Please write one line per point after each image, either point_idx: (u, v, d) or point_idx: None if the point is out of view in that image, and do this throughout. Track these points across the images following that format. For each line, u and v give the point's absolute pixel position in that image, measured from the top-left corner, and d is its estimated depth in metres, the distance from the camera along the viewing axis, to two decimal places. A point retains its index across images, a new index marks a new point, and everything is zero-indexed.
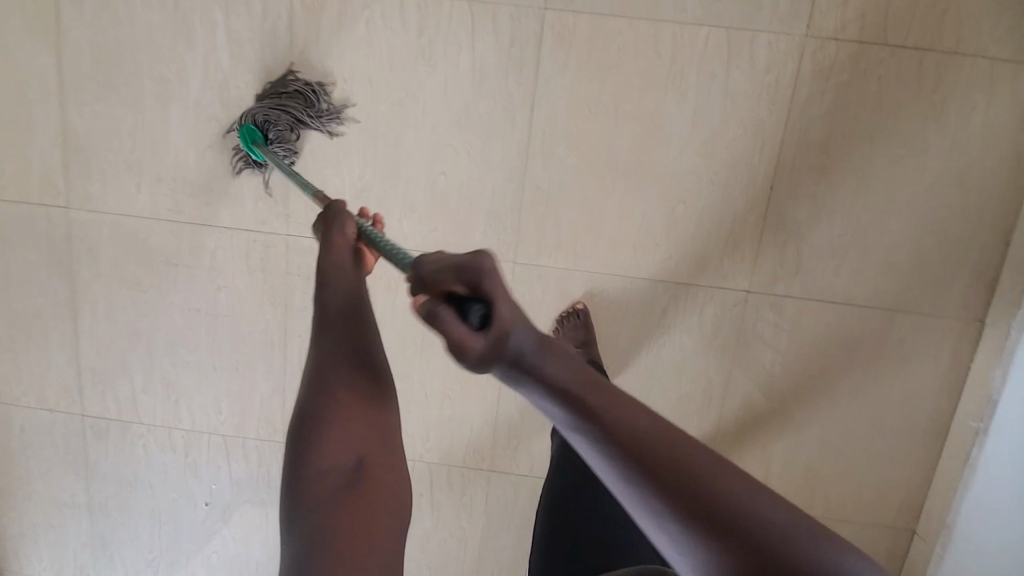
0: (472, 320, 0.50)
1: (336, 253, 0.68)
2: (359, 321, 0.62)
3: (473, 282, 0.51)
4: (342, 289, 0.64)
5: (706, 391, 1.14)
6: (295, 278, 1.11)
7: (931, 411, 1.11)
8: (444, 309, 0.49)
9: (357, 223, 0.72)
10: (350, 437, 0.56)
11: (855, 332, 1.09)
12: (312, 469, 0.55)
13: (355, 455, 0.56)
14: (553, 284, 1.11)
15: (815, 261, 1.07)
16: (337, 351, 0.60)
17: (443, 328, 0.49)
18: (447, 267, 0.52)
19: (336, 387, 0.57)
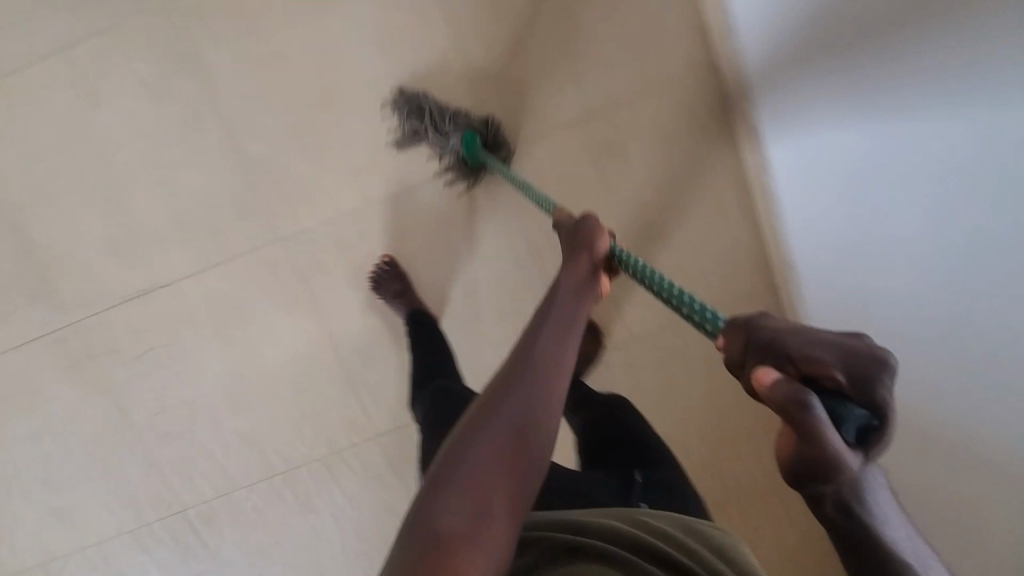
0: (847, 425, 0.39)
1: (574, 278, 0.67)
2: (552, 390, 0.57)
3: (865, 387, 0.39)
4: (558, 318, 0.63)
5: (520, 265, 1.11)
6: (105, 357, 1.13)
7: (722, 170, 1.10)
8: (814, 399, 0.39)
9: (608, 247, 0.70)
10: (467, 508, 0.49)
11: (611, 136, 1.09)
12: (441, 506, 0.49)
13: (494, 523, 0.49)
14: (328, 240, 1.09)
15: (538, 94, 1.08)
16: (543, 382, 0.57)
17: (811, 426, 0.39)
18: (823, 345, 0.42)
19: (504, 418, 0.54)
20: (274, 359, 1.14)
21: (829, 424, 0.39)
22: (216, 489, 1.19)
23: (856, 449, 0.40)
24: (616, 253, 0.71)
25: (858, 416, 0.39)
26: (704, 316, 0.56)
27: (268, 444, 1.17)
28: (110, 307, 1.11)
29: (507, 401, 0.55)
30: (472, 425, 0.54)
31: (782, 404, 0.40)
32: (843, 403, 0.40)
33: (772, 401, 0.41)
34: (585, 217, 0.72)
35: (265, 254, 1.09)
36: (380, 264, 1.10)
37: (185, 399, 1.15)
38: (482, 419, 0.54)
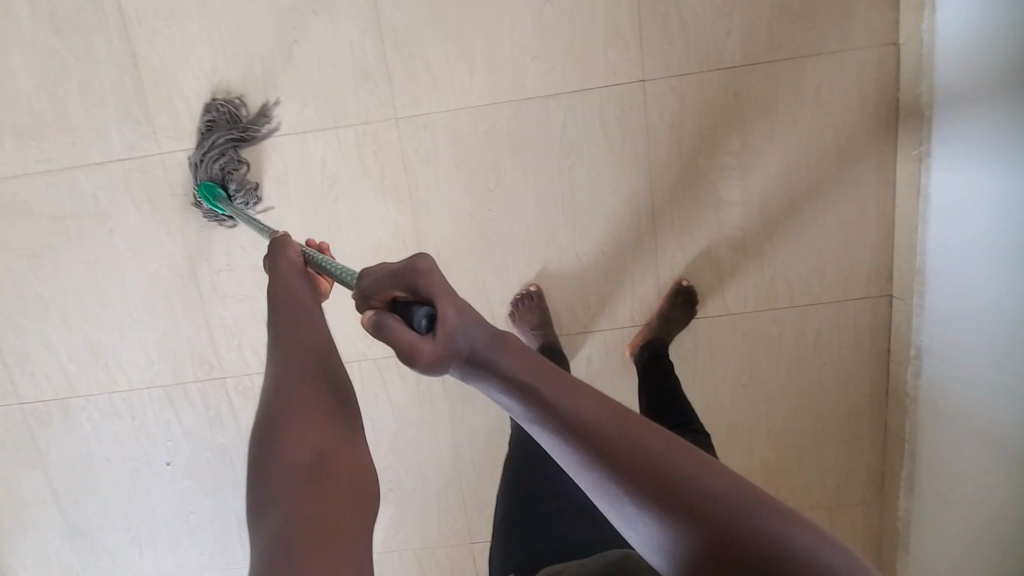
0: (418, 315, 0.49)
1: (283, 279, 0.64)
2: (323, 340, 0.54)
3: (412, 286, 0.50)
4: (280, 300, 0.60)
5: (632, 206, 1.07)
6: (182, 198, 1.07)
7: (870, 157, 1.03)
8: (384, 317, 0.48)
9: (300, 250, 0.70)
10: (303, 437, 0.45)
11: (766, 94, 1.01)
12: (280, 448, 0.45)
13: (326, 445, 0.45)
14: (443, 131, 1.03)
15: (702, 27, 0.99)
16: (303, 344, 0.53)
17: (390, 334, 0.47)
18: (384, 275, 0.53)
19: (300, 377, 0.49)
20: (356, 243, 1.08)
21: (399, 327, 0.47)
22: (260, 364, 1.13)
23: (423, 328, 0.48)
24: (311, 259, 0.69)
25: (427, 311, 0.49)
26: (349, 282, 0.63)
27: None
28: (200, 147, 1.05)
29: (294, 366, 0.50)
30: (283, 395, 0.48)
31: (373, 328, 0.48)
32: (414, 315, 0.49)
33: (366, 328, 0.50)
34: (276, 235, 0.73)
35: (375, 128, 1.03)
36: (525, 289, 1.10)
37: (253, 263, 1.09)
38: (286, 392, 0.48)
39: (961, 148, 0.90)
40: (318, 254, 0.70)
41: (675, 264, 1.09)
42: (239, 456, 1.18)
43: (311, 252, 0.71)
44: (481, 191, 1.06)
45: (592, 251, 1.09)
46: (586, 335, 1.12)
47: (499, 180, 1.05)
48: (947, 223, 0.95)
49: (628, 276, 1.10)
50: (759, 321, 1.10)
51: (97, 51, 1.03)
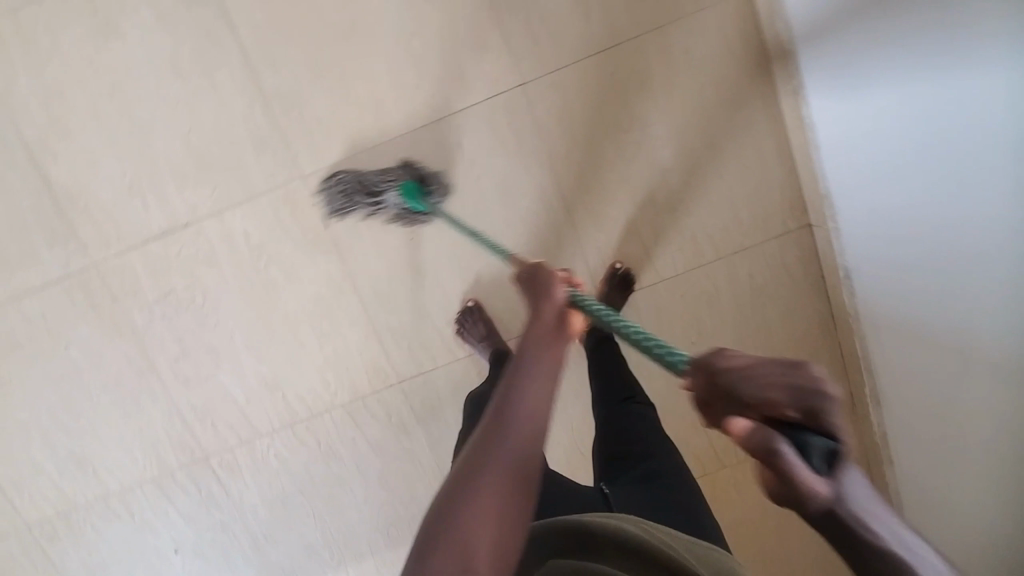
0: (814, 455, 0.40)
1: (536, 334, 0.64)
2: (532, 429, 0.55)
3: (809, 405, 0.42)
4: (530, 377, 0.59)
5: (545, 203, 1.11)
6: (124, 299, 1.12)
7: (753, 101, 1.06)
8: (786, 444, 0.40)
9: (569, 293, 0.71)
10: (474, 550, 0.47)
11: (640, 67, 1.05)
12: (437, 563, 0.46)
13: (499, 545, 0.48)
14: (348, 177, 1.07)
15: (563, 21, 1.03)
16: (507, 419, 0.55)
17: (789, 470, 0.40)
18: (772, 373, 0.44)
19: (498, 465, 0.51)
20: (296, 301, 1.12)
21: (804, 465, 0.40)
22: (237, 435, 1.18)
23: (828, 466, 0.40)
24: (576, 300, 0.71)
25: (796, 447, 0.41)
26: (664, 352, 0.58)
27: (289, 391, 1.16)
28: (129, 249, 1.10)
29: (510, 429, 0.54)
30: (469, 473, 0.51)
31: (754, 447, 0.42)
32: (795, 440, 0.41)
33: (747, 450, 0.42)
34: (535, 265, 0.73)
35: (284, 191, 1.07)
36: (464, 305, 1.14)
37: (205, 343, 1.13)
38: (469, 476, 0.51)
39: (858, 74, 0.89)
40: (584, 296, 0.72)
41: (598, 246, 1.12)
42: (239, 527, 1.22)
43: (576, 293, 0.72)
44: (399, 224, 1.10)
45: (519, 253, 1.13)
46: None
47: (413, 210, 1.09)
48: (839, 173, 0.99)
49: (559, 269, 1.14)
50: (692, 279, 1.13)
51: (11, 184, 1.08)
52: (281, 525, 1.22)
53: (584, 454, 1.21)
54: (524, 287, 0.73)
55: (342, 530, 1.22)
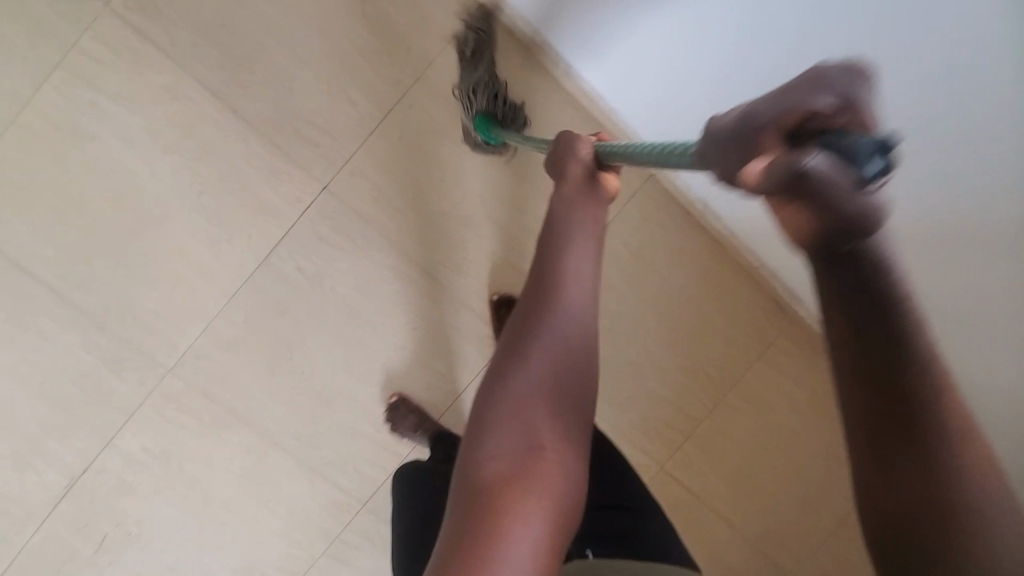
0: (874, 149, 0.33)
1: (572, 192, 0.72)
2: (573, 350, 0.64)
3: (822, 118, 0.38)
4: (578, 262, 0.68)
5: (407, 277, 1.10)
6: (64, 566, 1.08)
7: (540, 94, 1.07)
8: (818, 155, 0.34)
9: (594, 147, 0.74)
10: (520, 430, 0.59)
11: (423, 117, 1.06)
12: (502, 427, 0.59)
13: (545, 438, 0.59)
14: (212, 349, 1.05)
15: (331, 113, 1.04)
16: (565, 290, 0.65)
17: (827, 177, 0.33)
18: (794, 99, 0.39)
19: (552, 339, 0.63)
20: (226, 485, 1.09)
21: (838, 164, 0.33)
22: None
23: (868, 185, 0.34)
24: (599, 153, 0.73)
25: (836, 157, 0.34)
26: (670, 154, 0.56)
27: (265, 567, 1.12)
28: (45, 517, 1.07)
29: (527, 374, 0.61)
30: (517, 353, 0.63)
31: (782, 184, 0.35)
32: (846, 139, 0.34)
33: (770, 189, 0.36)
34: (557, 136, 0.78)
35: (160, 391, 1.05)
36: (390, 402, 1.11)
37: (161, 566, 1.10)
38: (534, 329, 0.64)
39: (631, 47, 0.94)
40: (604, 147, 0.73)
41: (475, 289, 1.12)
42: None
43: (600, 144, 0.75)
44: (284, 365, 1.08)
45: (407, 333, 1.11)
46: (461, 395, 1.15)
47: (289, 346, 1.07)
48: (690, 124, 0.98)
49: (453, 327, 1.13)
50: None
51: None
52: None
53: None
54: (551, 164, 0.77)
55: None
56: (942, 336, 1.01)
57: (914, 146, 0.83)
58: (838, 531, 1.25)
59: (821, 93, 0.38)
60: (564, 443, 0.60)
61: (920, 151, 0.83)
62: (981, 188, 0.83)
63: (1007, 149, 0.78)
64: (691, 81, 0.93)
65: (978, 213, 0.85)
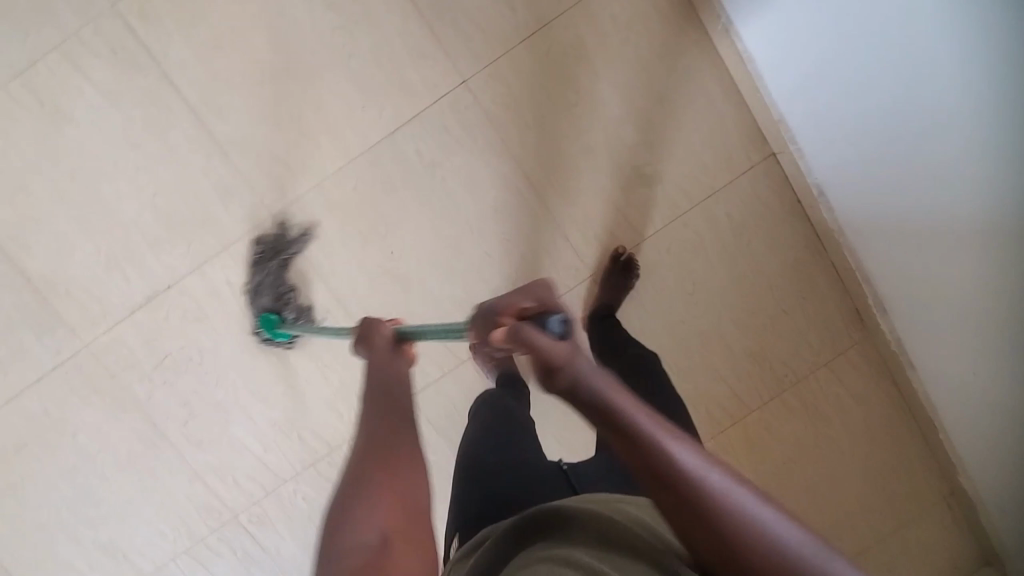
0: (554, 320, 0.51)
1: (373, 367, 0.73)
2: (404, 493, 0.59)
3: (540, 300, 0.56)
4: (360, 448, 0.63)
5: (515, 189, 1.12)
6: (122, 374, 1.12)
7: (689, 50, 1.10)
8: (554, 314, 0.52)
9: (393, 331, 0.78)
10: (374, 524, 0.55)
11: (574, 40, 1.09)
12: (370, 515, 0.56)
13: (388, 524, 0.55)
14: (317, 206, 1.08)
15: (491, 14, 1.07)
16: (388, 449, 0.62)
17: (533, 338, 0.50)
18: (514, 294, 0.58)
19: (380, 482, 0.59)
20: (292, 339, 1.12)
21: (536, 331, 0.50)
22: (261, 487, 1.16)
23: (563, 333, 0.51)
24: (401, 333, 0.78)
25: (558, 317, 0.52)
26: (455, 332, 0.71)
27: (305, 430, 1.15)
28: (116, 322, 1.10)
29: (381, 482, 0.59)
30: (366, 465, 0.60)
31: (512, 335, 0.51)
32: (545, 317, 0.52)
33: (511, 342, 0.52)
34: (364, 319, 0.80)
35: (258, 232, 1.08)
36: None
37: (210, 400, 1.13)
38: (376, 447, 0.62)
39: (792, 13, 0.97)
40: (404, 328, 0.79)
41: (575, 220, 1.13)
42: None
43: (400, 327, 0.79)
44: (377, 240, 1.11)
45: (499, 243, 1.13)
46: None
47: (387, 223, 1.10)
48: (817, 108, 1.02)
49: (544, 250, 1.14)
50: (672, 231, 1.15)
51: None
52: None
53: None
54: (359, 345, 0.78)
55: None
56: (949, 363, 1.03)
57: (906, 148, 0.90)
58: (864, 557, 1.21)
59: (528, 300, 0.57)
60: (415, 526, 0.57)
61: (914, 150, 0.89)
62: (953, 199, 0.86)
63: (1002, 177, 0.77)
64: (834, 63, 0.95)
65: (988, 248, 0.84)
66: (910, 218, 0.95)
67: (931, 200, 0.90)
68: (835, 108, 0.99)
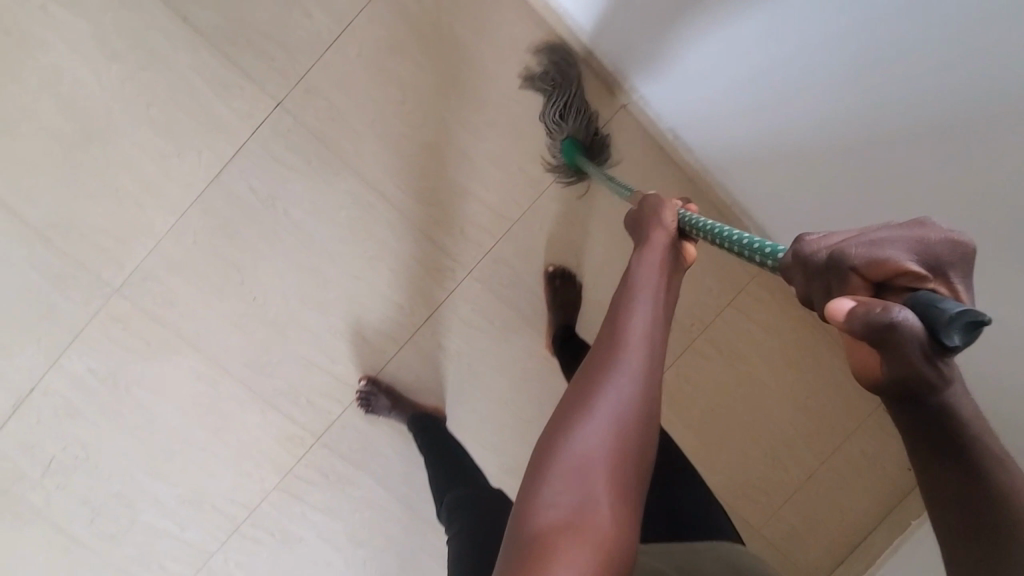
0: (951, 328, 0.29)
1: (653, 250, 0.62)
2: (593, 462, 0.45)
3: (933, 267, 0.33)
4: (593, 372, 0.49)
5: (368, 203, 1.06)
6: (8, 487, 1.06)
7: (512, 15, 1.03)
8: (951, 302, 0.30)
9: (680, 220, 0.65)
10: (570, 485, 0.45)
11: (388, 32, 1.01)
12: (551, 479, 0.45)
13: (608, 490, 0.45)
14: (161, 270, 1.02)
15: (291, 26, 0.99)
16: (615, 363, 0.49)
17: (903, 335, 0.30)
18: (895, 241, 0.34)
19: (605, 400, 0.47)
20: (177, 411, 1.07)
21: (913, 329, 0.30)
22: (188, 565, 1.12)
23: (946, 351, 0.30)
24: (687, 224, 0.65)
25: (932, 305, 0.30)
26: (770, 255, 0.51)
27: (218, 498, 1.11)
28: None
29: (579, 434, 0.46)
30: (586, 381, 0.49)
31: (865, 327, 0.31)
32: (927, 300, 0.30)
33: (854, 335, 0.32)
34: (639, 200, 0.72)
35: (105, 313, 1.02)
36: (363, 385, 1.10)
37: (111, 491, 1.08)
38: (608, 353, 0.50)
39: None
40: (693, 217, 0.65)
41: (439, 220, 1.09)
42: None
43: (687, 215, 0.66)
44: (237, 289, 1.05)
45: (367, 263, 1.08)
46: (421, 329, 1.12)
47: (241, 270, 1.05)
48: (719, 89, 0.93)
49: (416, 257, 1.09)
50: (543, 209, 1.10)
51: None
52: None
53: (531, 421, 1.17)
54: (634, 221, 0.70)
55: None
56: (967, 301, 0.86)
57: (796, 93, 0.85)
58: (818, 471, 1.24)
59: (901, 254, 0.33)
60: (624, 512, 0.45)
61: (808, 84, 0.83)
62: (919, 115, 0.74)
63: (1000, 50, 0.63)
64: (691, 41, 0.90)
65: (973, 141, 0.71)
66: (846, 165, 0.87)
67: (855, 121, 0.81)
68: (737, 85, 0.91)
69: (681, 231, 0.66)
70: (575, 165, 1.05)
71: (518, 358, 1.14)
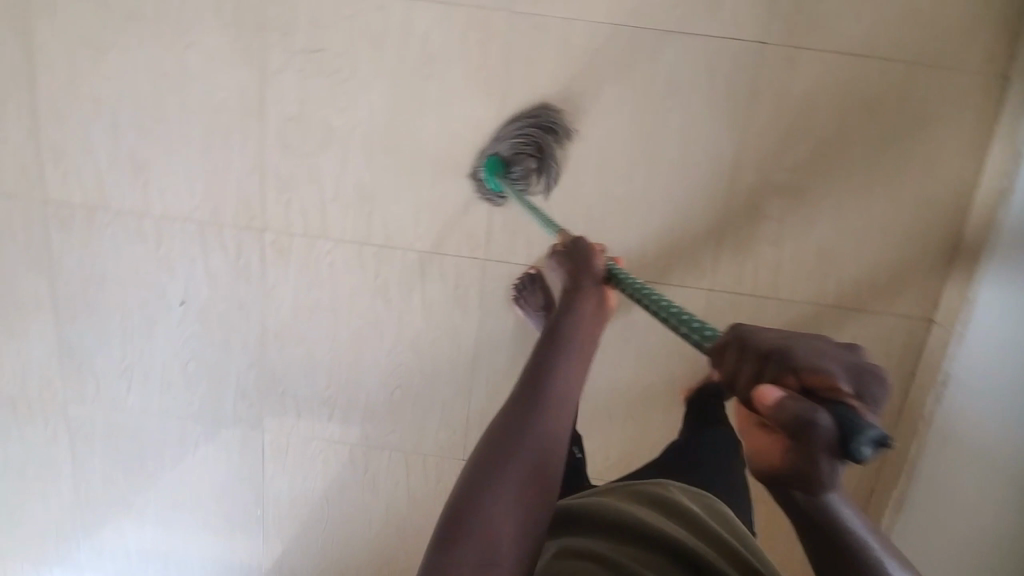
0: (866, 441, 0.37)
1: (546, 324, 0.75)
2: (505, 482, 0.62)
3: (820, 387, 0.42)
4: (505, 437, 0.65)
5: (718, 169, 1.07)
6: (270, 30, 1.03)
7: (953, 178, 1.05)
8: (826, 421, 0.39)
9: (603, 272, 0.79)
10: (484, 514, 0.60)
11: (880, 88, 1.03)
12: (470, 506, 0.61)
13: (509, 504, 0.61)
14: (553, 37, 1.01)
15: (836, 7, 0.99)
16: (513, 427, 0.65)
17: (814, 444, 0.39)
18: (825, 362, 0.43)
19: (512, 448, 0.64)
20: (436, 131, 1.06)
21: (826, 440, 0.39)
22: (306, 225, 1.12)
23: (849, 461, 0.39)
24: (614, 271, 0.79)
25: (870, 439, 0.38)
26: (695, 329, 0.59)
27: (382, 213, 1.11)
28: None
29: (492, 473, 0.62)
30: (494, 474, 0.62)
31: (789, 425, 0.40)
32: (834, 420, 0.39)
33: (778, 422, 0.40)
34: (578, 239, 0.83)
35: (487, 14, 1.00)
36: (527, 272, 1.11)
37: (325, 119, 1.06)
38: (505, 451, 0.64)
39: None
40: (616, 272, 0.78)
41: (736, 234, 1.10)
42: (254, 313, 1.17)
43: (612, 265, 0.80)
44: (575, 112, 1.04)
45: (664, 202, 1.08)
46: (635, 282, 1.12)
47: (595, 101, 1.04)
48: None
49: (693, 236, 1.10)
50: (798, 311, 1.12)
51: None
52: (298, 332, 1.18)
53: (609, 416, 1.20)
54: (567, 261, 0.82)
55: (352, 368, 1.20)
56: None
57: None
58: None
59: (838, 372, 0.42)
60: (522, 563, 0.59)
61: None
62: None
63: None
64: None
65: None
66: None
67: None
68: None
69: (607, 277, 0.79)
70: (495, 186, 1.07)
71: (659, 375, 1.16)
